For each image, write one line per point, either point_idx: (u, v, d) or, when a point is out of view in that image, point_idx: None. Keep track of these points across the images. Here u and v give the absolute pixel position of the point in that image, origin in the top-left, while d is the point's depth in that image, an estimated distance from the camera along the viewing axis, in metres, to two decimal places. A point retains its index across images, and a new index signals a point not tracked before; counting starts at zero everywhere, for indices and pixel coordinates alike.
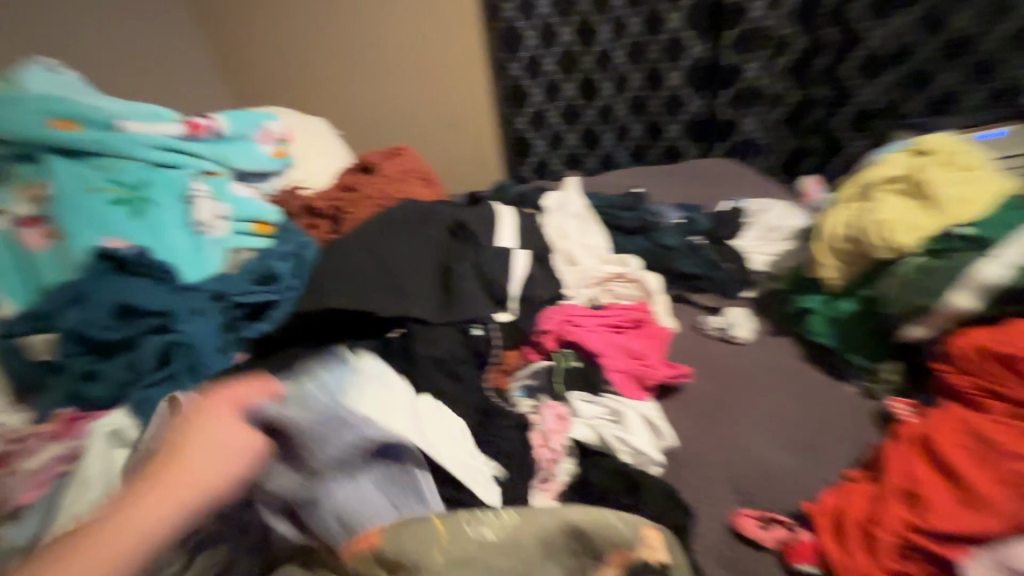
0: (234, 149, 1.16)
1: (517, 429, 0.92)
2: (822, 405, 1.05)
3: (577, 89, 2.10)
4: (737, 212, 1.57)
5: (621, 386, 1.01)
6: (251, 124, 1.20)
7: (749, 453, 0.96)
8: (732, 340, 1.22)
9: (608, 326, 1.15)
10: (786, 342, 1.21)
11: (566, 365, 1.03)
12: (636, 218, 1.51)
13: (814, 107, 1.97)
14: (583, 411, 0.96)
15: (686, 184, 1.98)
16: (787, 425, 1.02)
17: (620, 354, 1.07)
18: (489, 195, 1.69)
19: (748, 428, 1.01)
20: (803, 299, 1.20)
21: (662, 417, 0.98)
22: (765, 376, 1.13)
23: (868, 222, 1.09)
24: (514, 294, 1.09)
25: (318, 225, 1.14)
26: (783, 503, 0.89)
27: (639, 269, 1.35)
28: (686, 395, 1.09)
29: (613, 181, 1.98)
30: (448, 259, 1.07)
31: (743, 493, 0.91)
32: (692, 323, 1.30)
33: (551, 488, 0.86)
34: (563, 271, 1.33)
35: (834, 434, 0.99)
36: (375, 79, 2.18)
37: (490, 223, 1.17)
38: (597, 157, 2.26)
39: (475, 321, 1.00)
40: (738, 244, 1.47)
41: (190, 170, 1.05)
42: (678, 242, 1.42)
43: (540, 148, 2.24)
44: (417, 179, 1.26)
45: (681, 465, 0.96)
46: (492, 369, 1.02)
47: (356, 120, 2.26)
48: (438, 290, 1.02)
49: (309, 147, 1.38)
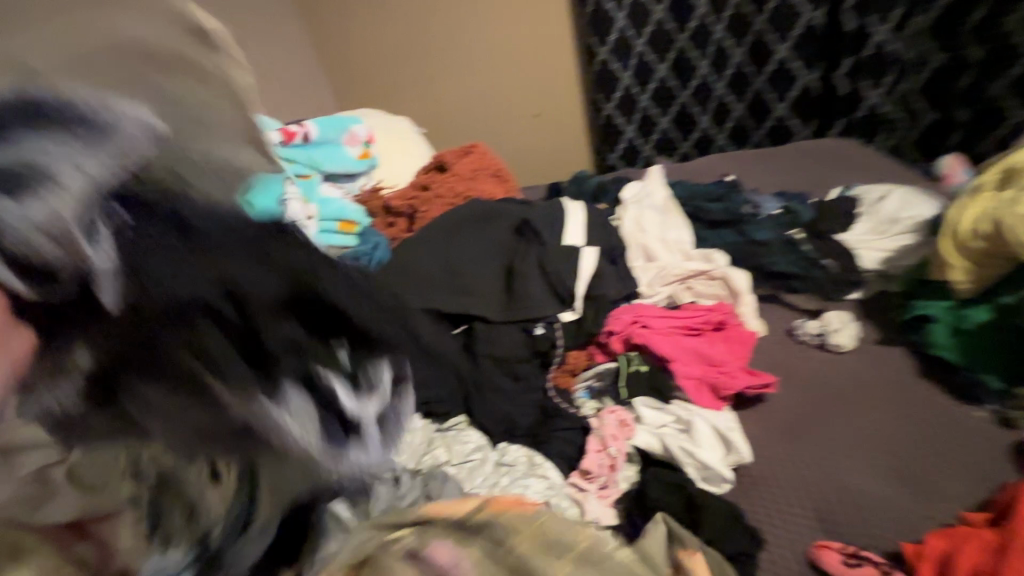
0: (325, 153, 1.25)
1: (578, 432, 0.92)
2: (939, 430, 0.90)
3: (670, 69, 1.97)
4: (848, 202, 1.39)
5: (693, 394, 0.96)
6: (339, 128, 1.29)
7: (839, 479, 0.86)
8: (830, 348, 1.08)
9: (683, 329, 1.08)
10: (900, 354, 1.05)
11: (633, 369, 0.98)
12: (724, 210, 1.38)
13: (961, 72, 1.66)
14: (647, 417, 0.92)
15: (792, 169, 1.78)
16: (891, 451, 0.89)
17: (693, 361, 1.01)
18: (568, 186, 1.66)
19: (844, 449, 0.90)
20: (921, 305, 1.03)
21: (736, 429, 0.92)
22: (869, 392, 0.99)
23: (1004, 212, 0.89)
24: (579, 293, 1.04)
25: (395, 224, 1.22)
26: (876, 540, 0.78)
27: (725, 266, 1.24)
28: (771, 407, 0.99)
29: (706, 168, 1.84)
30: (514, 257, 1.07)
31: (827, 523, 0.81)
32: (785, 327, 1.17)
33: (607, 496, 0.84)
34: (638, 268, 1.26)
35: (953, 464, 0.85)
36: (455, 65, 2.16)
37: (561, 218, 1.15)
38: (692, 142, 2.12)
39: (538, 320, 0.99)
40: (847, 238, 1.30)
41: (286, 174, 1.15)
42: (772, 237, 1.29)
43: (629, 134, 2.14)
44: (489, 176, 1.28)
45: (755, 484, 0.88)
46: (556, 369, 1.01)
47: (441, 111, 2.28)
48: (502, 288, 1.03)
49: (391, 146, 1.45)
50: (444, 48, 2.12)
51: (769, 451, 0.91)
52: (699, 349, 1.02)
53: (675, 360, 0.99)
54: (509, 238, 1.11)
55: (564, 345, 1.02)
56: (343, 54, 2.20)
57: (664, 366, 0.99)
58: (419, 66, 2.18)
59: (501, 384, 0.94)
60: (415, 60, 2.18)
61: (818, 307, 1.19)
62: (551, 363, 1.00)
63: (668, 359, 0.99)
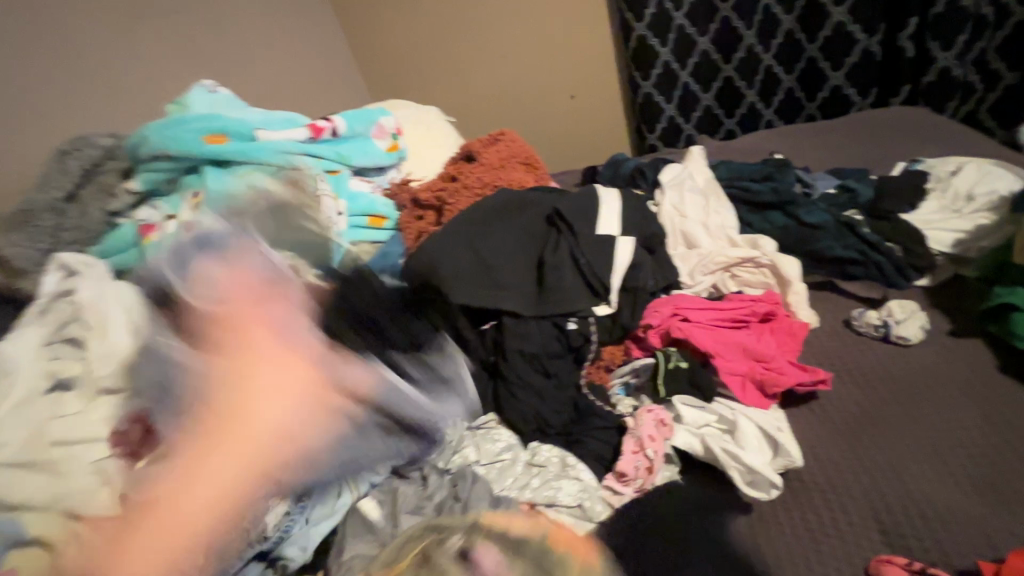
0: (352, 147, 1.24)
1: (614, 432, 0.88)
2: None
3: (712, 40, 1.85)
4: (915, 177, 1.26)
5: (737, 391, 0.91)
6: (366, 122, 1.27)
7: (906, 486, 0.78)
8: (894, 341, 0.99)
9: (727, 321, 1.02)
10: (976, 347, 0.95)
11: (672, 364, 0.92)
12: (773, 190, 1.28)
13: None
14: (687, 414, 0.88)
15: (849, 143, 1.64)
16: (967, 456, 0.80)
17: (738, 355, 0.95)
18: (604, 171, 1.58)
19: (911, 452, 0.82)
20: (1003, 291, 0.93)
21: (785, 429, 0.85)
22: (940, 389, 0.90)
23: None
24: (614, 285, 0.98)
25: (424, 216, 1.18)
26: (950, 556, 0.70)
27: (774, 251, 1.16)
28: (827, 406, 0.91)
29: (753, 146, 1.73)
30: (545, 249, 1.02)
31: (891, 535, 0.74)
32: (841, 318, 1.08)
33: (645, 499, 0.80)
34: (678, 256, 1.18)
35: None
36: (485, 46, 2.09)
37: (594, 207, 1.09)
38: (737, 118, 1.99)
39: (571, 314, 0.94)
40: (914, 218, 1.18)
41: (316, 170, 1.15)
42: (827, 219, 1.18)
43: (669, 113, 2.02)
44: (520, 165, 1.24)
45: (808, 490, 0.81)
46: (590, 365, 0.98)
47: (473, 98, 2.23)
48: (533, 281, 0.99)
49: (420, 137, 1.42)
50: (475, 30, 2.06)
51: (825, 453, 0.84)
52: (743, 343, 0.96)
53: (717, 355, 0.94)
54: (540, 228, 1.07)
55: (598, 339, 0.97)
56: (371, 41, 2.16)
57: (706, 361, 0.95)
58: (448, 50, 2.13)
59: (533, 382, 0.90)
60: (444, 44, 2.12)
61: (879, 294, 1.09)
62: (585, 359, 0.95)
63: (710, 353, 0.95)
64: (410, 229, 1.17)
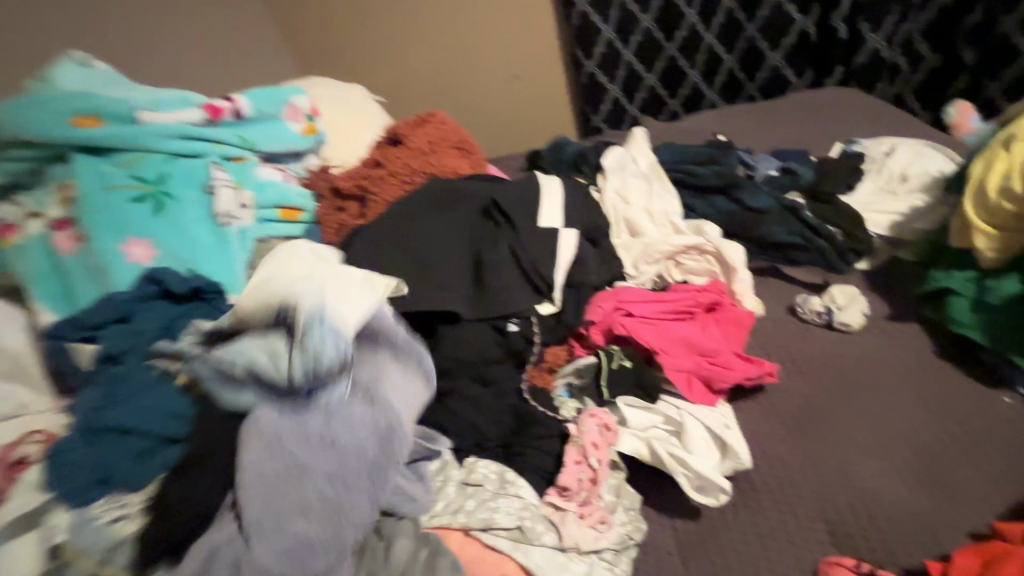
0: (260, 131, 1.09)
1: (556, 440, 0.80)
2: (964, 420, 0.81)
3: (655, 18, 1.79)
4: (854, 158, 1.26)
5: (683, 388, 0.85)
6: (275, 101, 1.12)
7: (856, 481, 0.77)
8: (837, 327, 0.98)
9: (671, 313, 0.96)
10: (915, 332, 0.95)
11: (618, 365, 0.87)
12: (717, 174, 1.24)
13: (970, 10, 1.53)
14: (631, 416, 0.83)
15: (788, 125, 1.64)
16: (910, 446, 0.79)
17: (684, 350, 0.89)
18: (545, 155, 1.50)
19: (857, 445, 0.80)
20: (942, 277, 0.93)
21: (733, 427, 0.82)
22: (883, 378, 0.89)
23: None
24: (557, 281, 0.90)
25: (345, 208, 1.04)
26: (900, 555, 0.69)
27: (718, 237, 1.12)
28: (775, 398, 0.88)
29: (696, 128, 1.69)
30: (480, 245, 0.92)
31: (840, 534, 0.72)
32: (785, 305, 1.06)
33: (590, 515, 0.73)
34: (623, 245, 1.13)
35: (973, 457, 0.77)
36: (419, 20, 1.94)
37: (533, 196, 1.01)
38: (681, 99, 1.95)
39: (512, 316, 0.86)
40: (853, 200, 1.17)
41: (213, 157, 1.01)
42: (771, 204, 1.16)
43: (613, 94, 1.95)
44: (451, 148, 1.12)
45: (759, 491, 0.78)
46: (532, 367, 0.89)
47: (407, 76, 2.07)
48: (470, 281, 0.89)
49: (342, 119, 1.29)
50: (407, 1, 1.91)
51: (774, 450, 0.81)
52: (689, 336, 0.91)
53: (663, 351, 0.88)
54: (475, 219, 0.97)
55: (541, 341, 0.90)
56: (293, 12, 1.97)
57: (650, 358, 0.89)
58: (379, 24, 1.96)
59: (471, 391, 0.82)
60: (374, 16, 1.95)
61: (822, 280, 1.08)
62: (527, 361, 0.88)
63: (656, 349, 0.89)
64: (329, 222, 1.04)
